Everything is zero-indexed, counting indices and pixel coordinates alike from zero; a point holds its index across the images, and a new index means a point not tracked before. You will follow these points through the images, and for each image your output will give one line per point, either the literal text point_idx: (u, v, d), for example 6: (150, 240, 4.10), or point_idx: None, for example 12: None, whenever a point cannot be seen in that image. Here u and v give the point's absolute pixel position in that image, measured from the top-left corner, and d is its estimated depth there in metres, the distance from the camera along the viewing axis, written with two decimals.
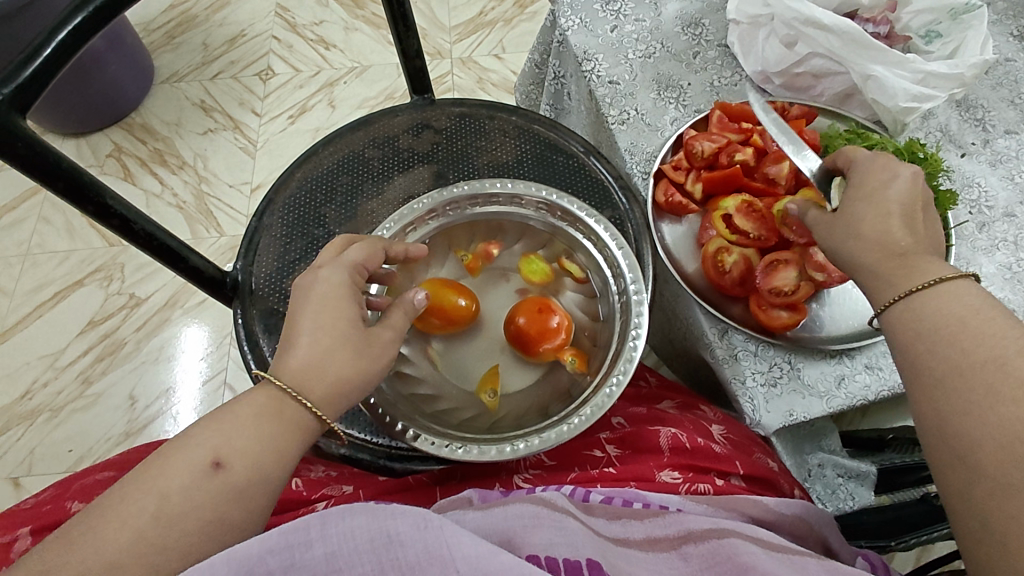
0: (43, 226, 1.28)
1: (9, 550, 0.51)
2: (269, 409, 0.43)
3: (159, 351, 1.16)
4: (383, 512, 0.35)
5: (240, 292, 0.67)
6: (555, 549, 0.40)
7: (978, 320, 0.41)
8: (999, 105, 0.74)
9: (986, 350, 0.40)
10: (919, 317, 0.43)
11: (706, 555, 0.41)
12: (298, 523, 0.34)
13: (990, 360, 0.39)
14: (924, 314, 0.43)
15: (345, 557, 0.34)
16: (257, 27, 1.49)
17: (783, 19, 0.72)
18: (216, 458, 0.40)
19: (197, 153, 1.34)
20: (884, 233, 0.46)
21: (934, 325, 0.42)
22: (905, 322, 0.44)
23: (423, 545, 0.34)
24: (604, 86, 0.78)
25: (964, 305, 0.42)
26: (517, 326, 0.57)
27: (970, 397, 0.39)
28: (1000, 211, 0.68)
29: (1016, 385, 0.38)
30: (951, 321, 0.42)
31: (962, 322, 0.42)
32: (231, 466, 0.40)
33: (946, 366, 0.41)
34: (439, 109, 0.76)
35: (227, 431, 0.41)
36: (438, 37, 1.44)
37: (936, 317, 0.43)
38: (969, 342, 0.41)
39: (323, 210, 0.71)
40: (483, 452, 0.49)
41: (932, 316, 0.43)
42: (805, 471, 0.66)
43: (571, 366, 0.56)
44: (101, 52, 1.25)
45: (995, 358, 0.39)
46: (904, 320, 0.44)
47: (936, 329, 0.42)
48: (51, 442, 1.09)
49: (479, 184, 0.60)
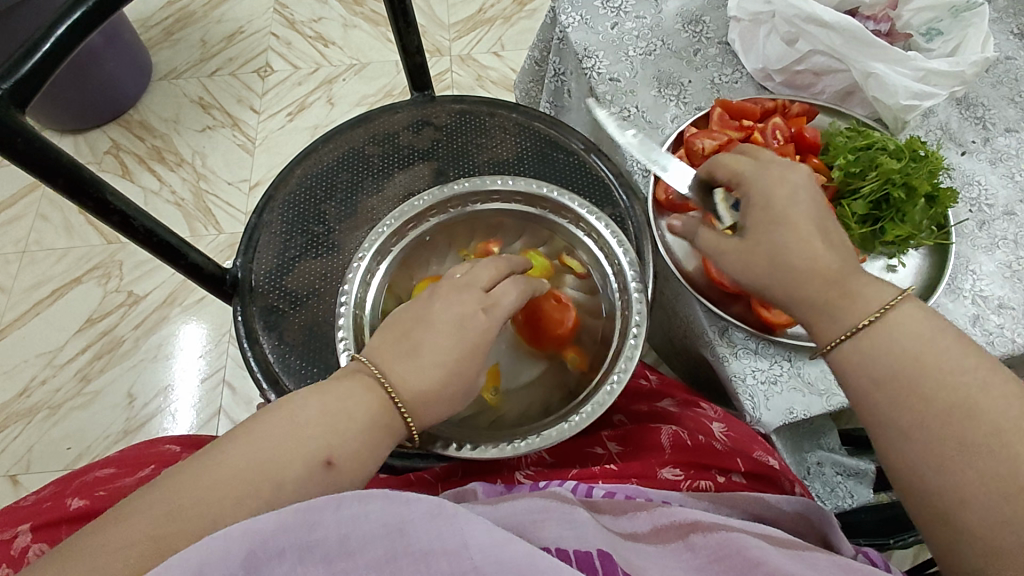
0: (41, 223, 1.27)
1: (9, 548, 0.51)
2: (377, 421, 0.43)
3: (158, 348, 1.15)
4: (398, 497, 0.34)
5: (240, 290, 0.67)
6: (564, 541, 0.40)
7: (935, 356, 0.42)
8: (1000, 103, 0.74)
9: (950, 390, 0.40)
10: (872, 357, 0.43)
11: (716, 547, 0.40)
12: (312, 503, 0.33)
13: (955, 406, 0.40)
14: (875, 354, 0.43)
15: (357, 540, 0.33)
16: (255, 23, 1.48)
17: (784, 16, 0.72)
18: (329, 457, 0.41)
19: (195, 150, 1.34)
20: (814, 257, 0.46)
21: (890, 367, 0.42)
22: (859, 359, 0.44)
23: (436, 533, 0.33)
24: (605, 84, 0.78)
25: (913, 338, 0.43)
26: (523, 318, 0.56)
27: (945, 443, 0.40)
28: (1000, 209, 0.68)
29: (989, 433, 0.39)
30: (910, 361, 0.42)
31: (920, 363, 0.42)
32: (338, 467, 0.42)
33: (912, 418, 0.41)
34: (439, 106, 0.76)
35: (337, 429, 0.42)
36: (436, 34, 1.44)
37: (895, 357, 0.42)
38: (930, 382, 0.41)
39: (323, 207, 0.71)
40: (483, 451, 0.49)
41: (885, 356, 0.43)
42: (804, 469, 0.67)
43: (572, 365, 0.56)
44: (99, 48, 1.24)
45: (962, 403, 0.40)
46: (855, 362, 0.44)
47: (892, 372, 0.42)
48: (50, 440, 1.09)
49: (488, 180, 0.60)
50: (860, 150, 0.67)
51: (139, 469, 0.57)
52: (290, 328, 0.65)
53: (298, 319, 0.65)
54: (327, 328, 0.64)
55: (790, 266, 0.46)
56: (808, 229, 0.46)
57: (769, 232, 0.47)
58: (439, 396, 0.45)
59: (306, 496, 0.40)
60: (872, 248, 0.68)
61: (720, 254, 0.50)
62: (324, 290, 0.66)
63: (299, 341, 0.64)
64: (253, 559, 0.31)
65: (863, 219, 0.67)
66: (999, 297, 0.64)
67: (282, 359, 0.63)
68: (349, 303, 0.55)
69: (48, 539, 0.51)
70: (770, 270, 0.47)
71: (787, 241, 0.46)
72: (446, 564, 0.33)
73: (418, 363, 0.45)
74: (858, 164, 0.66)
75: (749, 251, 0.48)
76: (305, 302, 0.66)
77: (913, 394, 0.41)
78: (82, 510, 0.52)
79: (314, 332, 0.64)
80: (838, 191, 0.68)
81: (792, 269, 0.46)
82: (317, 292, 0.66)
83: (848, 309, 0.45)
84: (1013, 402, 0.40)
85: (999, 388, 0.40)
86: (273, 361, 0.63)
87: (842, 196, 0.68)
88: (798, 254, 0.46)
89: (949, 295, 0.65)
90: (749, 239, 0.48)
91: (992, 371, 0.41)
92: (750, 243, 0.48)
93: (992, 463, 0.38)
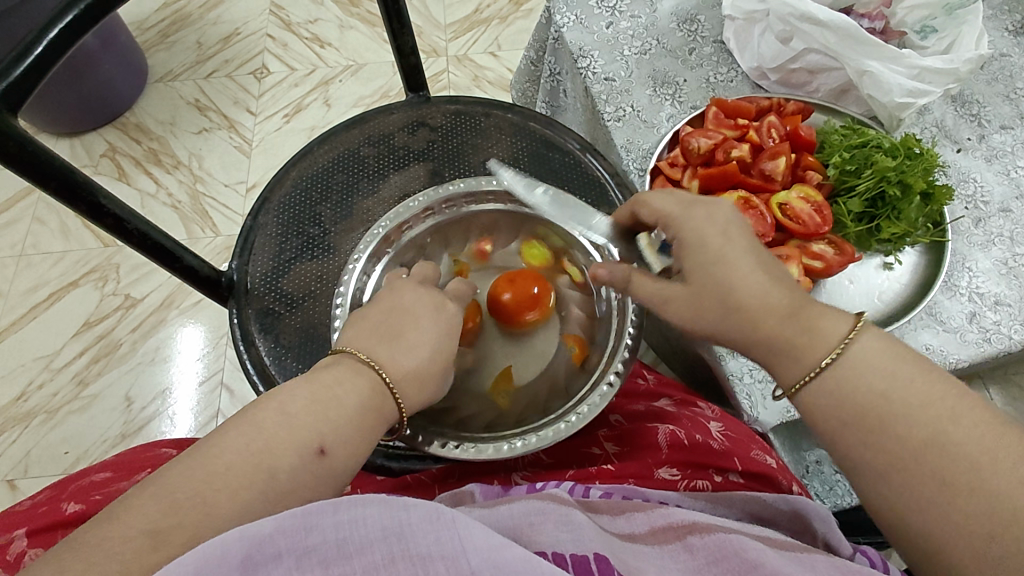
0: (37, 227, 1.27)
1: (5, 552, 0.50)
2: (372, 404, 0.44)
3: (156, 351, 1.15)
4: (397, 502, 0.32)
5: (235, 292, 0.67)
6: (562, 544, 0.39)
7: (902, 391, 0.41)
8: (995, 100, 0.74)
9: (921, 427, 0.40)
10: (841, 398, 0.43)
11: (713, 548, 0.40)
12: (310, 507, 0.32)
13: (928, 442, 0.40)
14: (842, 395, 0.43)
15: (356, 543, 0.31)
16: (251, 25, 1.48)
17: (779, 14, 0.72)
18: (322, 445, 0.41)
19: (191, 152, 1.34)
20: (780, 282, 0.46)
21: None
22: (830, 395, 0.43)
23: (435, 537, 0.32)
24: (600, 83, 0.78)
25: (879, 374, 0.42)
26: (500, 301, 0.56)
27: (926, 483, 0.39)
28: (996, 206, 0.68)
29: (965, 469, 0.38)
30: (877, 399, 0.42)
31: (886, 399, 0.41)
32: (334, 453, 0.42)
33: (886, 459, 0.41)
34: (434, 107, 0.75)
35: (332, 417, 0.42)
36: (433, 35, 1.44)
37: (865, 397, 0.42)
38: (899, 419, 0.41)
39: (318, 209, 0.70)
40: (480, 451, 0.49)
41: (854, 393, 0.42)
42: (804, 468, 0.68)
43: (571, 355, 0.56)
44: (94, 51, 1.24)
45: (935, 439, 0.40)
46: (829, 402, 0.43)
47: (863, 413, 0.42)
48: (47, 444, 1.09)
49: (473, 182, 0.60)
50: (855, 148, 0.68)
51: (136, 472, 0.57)
52: (286, 330, 0.64)
53: (294, 321, 0.65)
54: (323, 330, 0.64)
55: (739, 306, 0.46)
56: (749, 268, 0.46)
57: (709, 276, 0.46)
58: (430, 372, 0.48)
59: (300, 500, 0.39)
60: (868, 246, 0.68)
61: (663, 304, 0.49)
62: (320, 291, 0.66)
63: (296, 343, 0.64)
64: (249, 561, 0.30)
65: (858, 217, 0.68)
66: (995, 293, 0.64)
67: (277, 361, 0.63)
68: (344, 304, 0.55)
69: (45, 544, 0.51)
70: (721, 314, 0.46)
71: (732, 282, 0.45)
72: (444, 569, 0.31)
73: (403, 346, 0.48)
74: (854, 162, 0.68)
75: (696, 299, 0.47)
76: (301, 304, 0.66)
77: (884, 433, 0.41)
78: (79, 513, 0.52)
79: (309, 333, 0.64)
80: (833, 189, 0.70)
81: (742, 310, 0.46)
82: (313, 294, 0.66)
83: (810, 346, 0.45)
84: (982, 427, 0.39)
85: (967, 417, 0.40)
86: (269, 363, 0.63)
87: (838, 194, 0.70)
88: (744, 291, 0.45)
89: (945, 293, 0.64)
90: (692, 284, 0.47)
91: (963, 401, 0.41)
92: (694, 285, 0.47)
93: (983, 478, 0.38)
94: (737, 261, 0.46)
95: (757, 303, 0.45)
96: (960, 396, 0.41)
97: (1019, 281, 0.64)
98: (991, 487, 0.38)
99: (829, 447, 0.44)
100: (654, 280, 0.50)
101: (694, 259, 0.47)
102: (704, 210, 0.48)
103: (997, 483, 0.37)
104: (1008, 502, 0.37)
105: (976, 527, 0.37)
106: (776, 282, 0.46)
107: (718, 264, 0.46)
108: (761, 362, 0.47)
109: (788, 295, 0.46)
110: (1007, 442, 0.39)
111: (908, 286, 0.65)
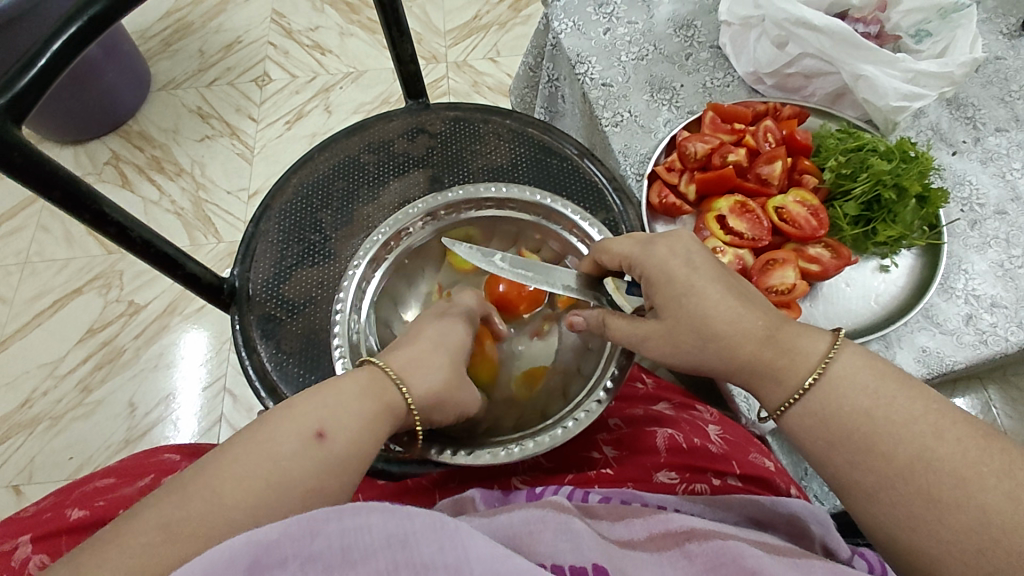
0: (42, 234, 1.28)
1: (9, 559, 0.51)
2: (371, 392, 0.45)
3: (158, 357, 1.16)
4: (401, 510, 0.33)
5: (237, 298, 0.67)
6: (561, 556, 0.39)
7: (885, 409, 0.42)
8: (990, 103, 0.74)
9: (906, 437, 0.41)
10: (825, 419, 0.44)
11: (710, 556, 0.40)
12: (316, 512, 0.32)
13: (915, 457, 0.41)
14: (825, 415, 0.44)
15: (360, 550, 0.31)
16: (253, 33, 1.49)
17: (774, 19, 0.72)
18: (321, 429, 0.42)
19: (194, 159, 1.35)
20: None
21: (869, 387, 0.43)
22: (816, 415, 0.44)
23: (438, 547, 0.32)
24: (598, 89, 0.79)
25: (861, 392, 0.43)
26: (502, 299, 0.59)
27: (910, 500, 0.40)
28: (991, 209, 0.69)
29: (952, 486, 0.39)
30: (860, 417, 0.43)
31: (869, 418, 0.42)
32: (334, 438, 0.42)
33: (876, 479, 0.42)
34: (434, 114, 0.76)
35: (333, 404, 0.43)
36: (433, 41, 1.45)
37: (850, 417, 0.43)
38: (885, 438, 0.42)
39: (319, 215, 0.71)
40: (477, 457, 0.48)
41: (838, 413, 0.43)
42: (802, 471, 0.69)
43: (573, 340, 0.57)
44: (98, 60, 1.25)
45: (920, 454, 0.41)
46: (807, 425, 0.45)
47: (849, 435, 0.43)
48: (52, 449, 1.09)
49: (449, 240, 0.57)
50: (851, 151, 0.68)
51: (138, 478, 0.57)
52: (287, 336, 0.65)
53: (296, 326, 0.66)
54: (324, 336, 0.65)
55: (715, 335, 0.46)
56: (725, 286, 0.47)
57: (682, 308, 0.46)
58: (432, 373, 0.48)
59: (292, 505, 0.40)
60: (864, 250, 0.68)
61: (641, 342, 0.48)
62: (321, 297, 0.67)
63: (297, 349, 0.64)
64: (258, 564, 0.30)
65: (855, 220, 0.68)
66: (992, 295, 0.64)
67: (279, 367, 0.63)
68: (344, 310, 0.55)
69: (49, 550, 0.51)
70: (698, 345, 0.47)
71: (705, 310, 0.46)
72: None
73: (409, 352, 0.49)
74: (849, 166, 0.68)
75: (671, 332, 0.47)
76: (303, 310, 0.66)
77: (866, 444, 0.42)
78: (82, 520, 0.53)
79: (310, 339, 0.65)
80: (830, 193, 0.70)
81: (720, 337, 0.46)
82: (313, 300, 0.67)
83: (791, 368, 0.46)
84: (965, 443, 0.40)
85: (950, 432, 0.41)
86: (271, 370, 0.63)
87: (834, 197, 0.70)
88: (718, 319, 0.46)
89: (942, 295, 0.65)
90: (668, 313, 0.47)
91: (944, 416, 0.41)
92: (670, 316, 0.47)
93: (967, 476, 0.39)
94: (706, 290, 0.46)
95: (732, 329, 0.46)
96: (941, 412, 0.42)
97: (1015, 282, 0.65)
98: (980, 502, 0.38)
99: (820, 468, 0.45)
100: (627, 319, 0.49)
101: (667, 288, 0.47)
102: (663, 245, 0.48)
103: (984, 497, 0.38)
104: (996, 515, 0.38)
105: (969, 541, 0.38)
106: (748, 306, 0.47)
107: (688, 295, 0.46)
108: (744, 385, 0.49)
109: (762, 317, 0.47)
110: (990, 456, 0.40)
111: (904, 289, 0.66)
